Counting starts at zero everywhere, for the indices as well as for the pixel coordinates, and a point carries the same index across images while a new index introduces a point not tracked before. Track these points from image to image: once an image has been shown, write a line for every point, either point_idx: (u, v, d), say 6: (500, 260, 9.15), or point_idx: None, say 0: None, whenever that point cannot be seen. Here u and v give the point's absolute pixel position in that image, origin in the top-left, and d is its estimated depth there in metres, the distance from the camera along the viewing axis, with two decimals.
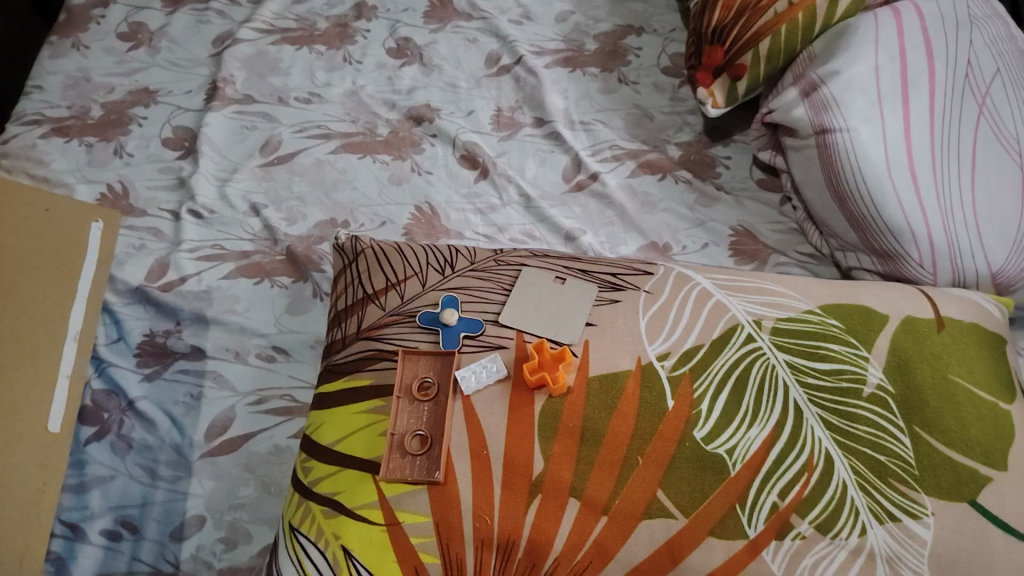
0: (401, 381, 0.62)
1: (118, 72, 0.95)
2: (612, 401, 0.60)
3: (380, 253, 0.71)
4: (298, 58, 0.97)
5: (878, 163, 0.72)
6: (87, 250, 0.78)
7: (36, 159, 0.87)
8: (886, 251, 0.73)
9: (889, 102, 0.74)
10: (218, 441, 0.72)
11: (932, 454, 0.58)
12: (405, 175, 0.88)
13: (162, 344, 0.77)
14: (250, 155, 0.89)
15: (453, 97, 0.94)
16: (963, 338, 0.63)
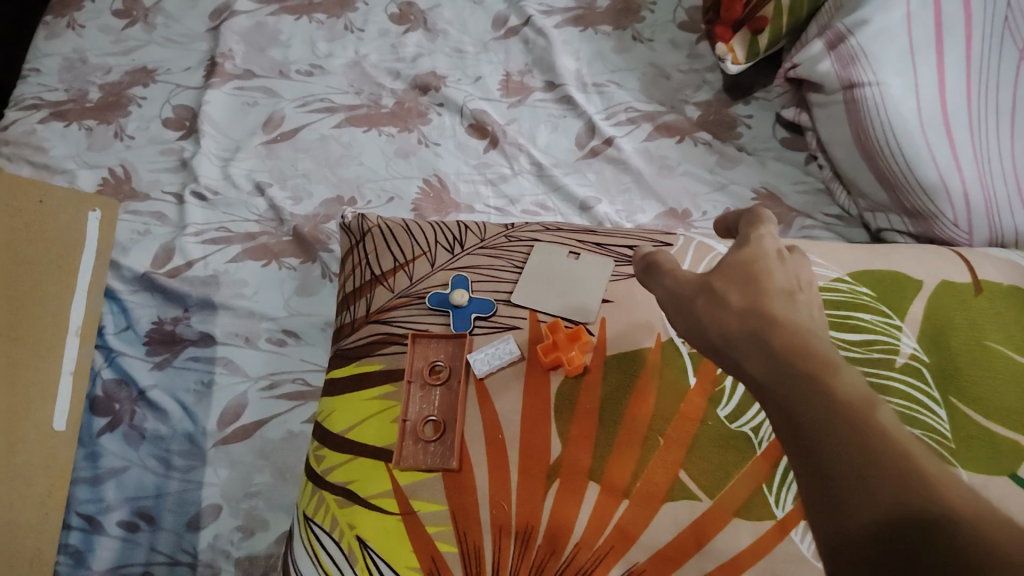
0: (411, 365, 0.60)
1: (115, 52, 0.93)
2: (631, 381, 0.58)
3: (387, 232, 0.68)
4: (298, 28, 0.93)
5: (911, 118, 0.68)
6: (87, 241, 0.75)
7: (37, 146, 0.86)
8: (918, 211, 0.70)
9: (922, 51, 0.69)
10: (231, 428, 0.71)
11: (970, 426, 0.54)
12: (412, 147, 0.85)
13: (171, 331, 0.75)
14: (252, 133, 0.86)
15: (460, 64, 0.90)
16: (1003, 302, 0.60)
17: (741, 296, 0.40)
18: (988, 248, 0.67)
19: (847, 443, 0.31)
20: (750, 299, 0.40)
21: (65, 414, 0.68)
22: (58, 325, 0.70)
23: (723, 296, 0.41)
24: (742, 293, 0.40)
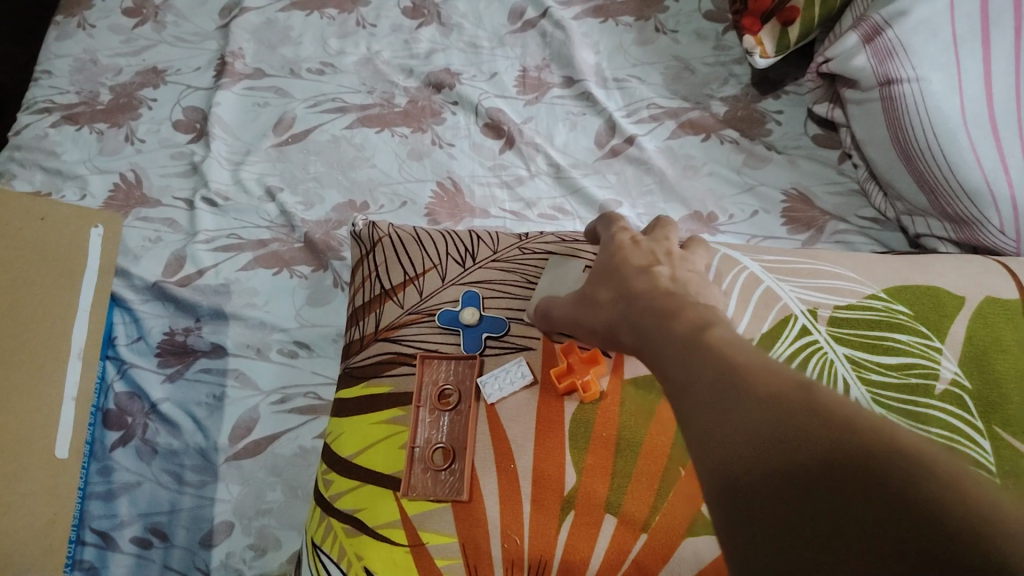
0: (420, 388, 0.58)
1: (125, 52, 0.91)
2: (650, 406, 0.55)
3: (398, 243, 0.66)
4: (310, 24, 0.90)
5: (953, 118, 0.63)
6: (87, 260, 0.66)
7: (48, 151, 0.85)
8: (961, 217, 0.65)
9: (966, 44, 0.64)
10: (243, 443, 0.70)
11: (1016, 459, 0.51)
12: (426, 149, 0.82)
13: (182, 342, 0.74)
14: (263, 135, 0.84)
15: (475, 59, 0.87)
16: None
17: (610, 278, 0.47)
18: None
19: (689, 358, 0.35)
20: (617, 278, 0.47)
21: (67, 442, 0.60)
22: (56, 347, 0.61)
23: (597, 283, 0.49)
24: (612, 275, 0.48)
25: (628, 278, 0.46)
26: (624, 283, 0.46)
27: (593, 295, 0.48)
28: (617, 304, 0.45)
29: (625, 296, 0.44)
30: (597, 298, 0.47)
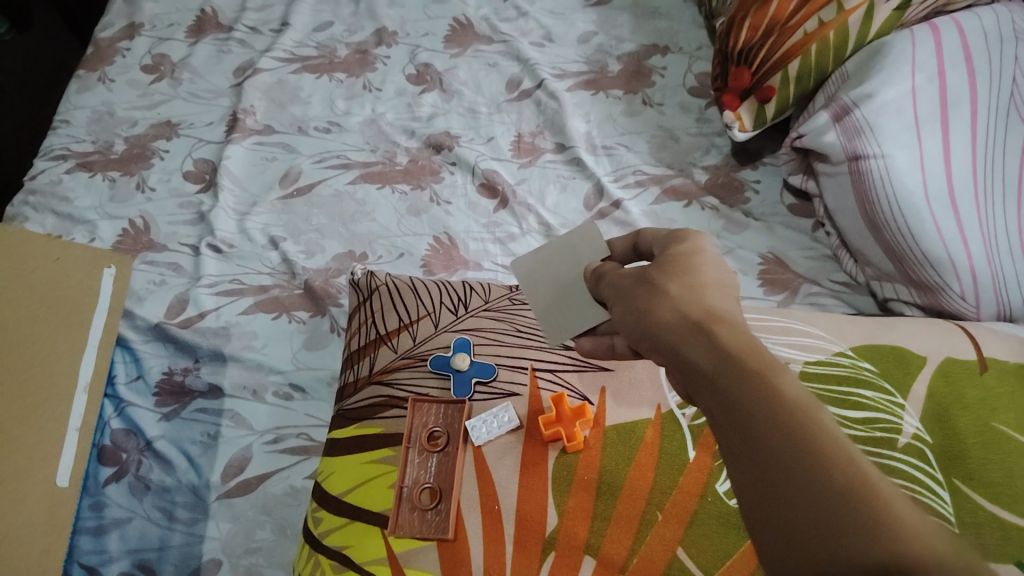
0: (410, 431, 0.60)
1: (142, 106, 0.96)
2: (630, 453, 0.58)
3: (394, 291, 0.69)
4: (319, 86, 0.96)
5: (916, 191, 0.68)
6: (98, 299, 0.74)
7: (61, 196, 0.88)
8: (925, 282, 0.69)
9: (927, 126, 0.69)
10: (235, 482, 0.72)
11: (975, 510, 0.53)
12: (424, 205, 0.86)
13: (180, 382, 0.76)
14: (269, 188, 0.88)
15: (473, 124, 0.92)
16: (1010, 382, 0.59)
17: (683, 297, 0.39)
18: (996, 323, 0.67)
19: (793, 442, 0.28)
20: (689, 298, 0.39)
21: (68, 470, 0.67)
22: (62, 382, 0.68)
23: (665, 298, 0.39)
24: (682, 293, 0.39)
25: (707, 308, 0.38)
26: (703, 307, 0.38)
27: (660, 310, 0.39)
28: (687, 327, 0.37)
29: (698, 322, 0.37)
30: (662, 314, 0.39)
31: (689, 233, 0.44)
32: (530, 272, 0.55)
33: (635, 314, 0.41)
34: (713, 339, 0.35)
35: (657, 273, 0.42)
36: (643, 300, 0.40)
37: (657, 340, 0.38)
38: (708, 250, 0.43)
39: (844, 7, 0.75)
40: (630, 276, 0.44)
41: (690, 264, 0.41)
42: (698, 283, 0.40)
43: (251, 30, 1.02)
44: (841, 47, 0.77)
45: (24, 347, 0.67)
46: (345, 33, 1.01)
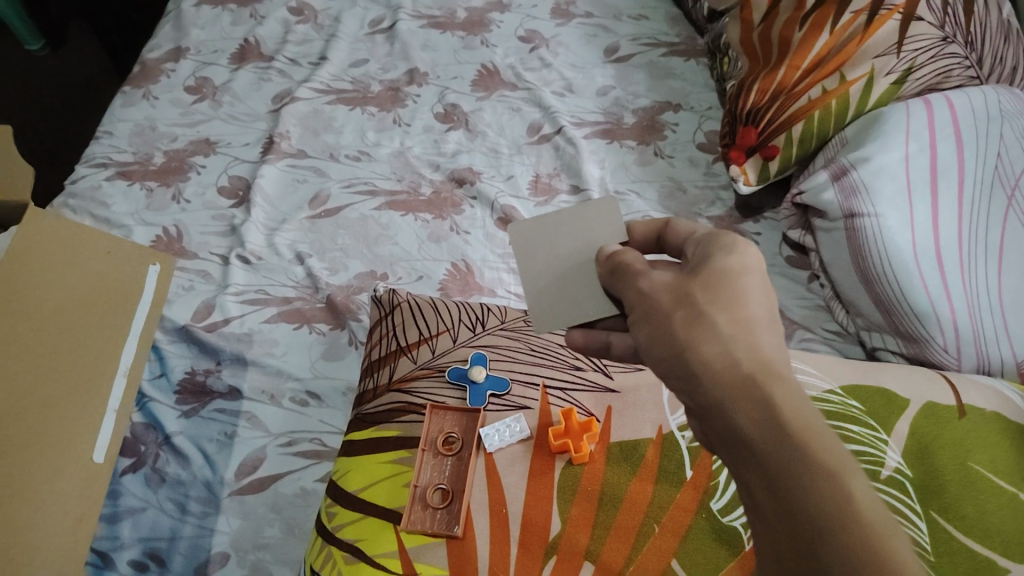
0: (426, 434, 0.64)
1: (182, 123, 1.02)
2: (631, 468, 0.61)
3: (415, 308, 0.73)
4: (352, 117, 1.02)
5: (905, 249, 0.72)
6: (143, 294, 0.80)
7: (100, 201, 0.93)
8: (910, 334, 0.72)
9: (918, 190, 0.74)
10: (248, 480, 0.74)
11: (949, 541, 0.57)
12: (444, 233, 0.91)
13: (202, 383, 0.80)
14: (299, 208, 0.93)
15: (494, 162, 0.98)
16: (986, 427, 0.63)
17: (734, 344, 0.39)
18: (975, 375, 0.70)
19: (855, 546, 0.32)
20: (740, 344, 0.39)
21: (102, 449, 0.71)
22: (108, 367, 0.74)
23: (717, 345, 0.39)
24: (733, 335, 0.40)
25: (760, 360, 0.39)
26: (755, 361, 0.39)
27: (713, 357, 0.39)
28: (740, 384, 0.38)
29: (751, 377, 0.38)
30: (716, 363, 0.39)
31: (735, 246, 0.44)
32: (527, 239, 0.54)
33: (676, 345, 0.40)
34: (768, 405, 0.37)
35: (705, 299, 0.41)
36: (691, 335, 0.40)
37: (700, 387, 0.39)
38: (752, 270, 0.43)
39: (845, 79, 0.83)
40: (672, 287, 0.43)
41: (738, 291, 0.42)
42: (744, 318, 0.40)
43: (291, 61, 1.09)
44: (842, 113, 0.83)
45: (81, 331, 0.72)
46: (379, 71, 1.08)
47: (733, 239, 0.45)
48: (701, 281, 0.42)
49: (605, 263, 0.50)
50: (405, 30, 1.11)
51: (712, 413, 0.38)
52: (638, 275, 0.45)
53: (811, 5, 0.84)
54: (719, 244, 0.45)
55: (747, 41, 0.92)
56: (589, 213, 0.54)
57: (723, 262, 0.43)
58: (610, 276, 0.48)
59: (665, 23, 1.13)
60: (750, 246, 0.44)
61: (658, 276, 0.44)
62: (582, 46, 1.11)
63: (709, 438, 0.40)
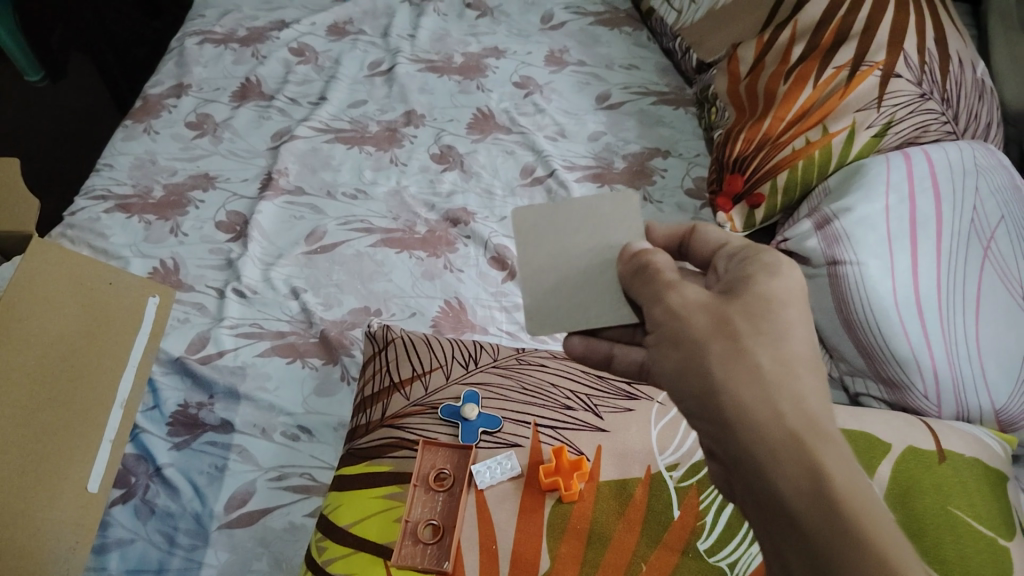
0: (418, 470, 0.66)
1: (182, 158, 1.04)
2: (619, 507, 0.62)
3: (409, 344, 0.75)
4: (349, 156, 1.05)
5: (887, 298, 0.72)
6: (142, 325, 0.82)
7: (98, 233, 0.94)
8: (891, 379, 0.73)
9: (898, 241, 0.75)
10: (237, 513, 0.74)
11: None
12: (438, 271, 0.93)
13: (194, 415, 0.80)
14: (295, 243, 0.95)
15: (488, 203, 1.01)
16: (965, 472, 0.65)
17: (777, 392, 0.39)
18: (955, 422, 0.71)
19: None
20: (783, 392, 0.39)
21: (99, 478, 0.72)
22: (104, 396, 0.75)
23: (760, 397, 0.39)
24: (776, 383, 0.40)
25: (805, 416, 0.39)
26: (801, 417, 0.39)
27: (758, 410, 0.39)
28: (783, 443, 0.38)
29: (797, 437, 0.38)
30: (761, 419, 0.39)
31: (780, 269, 0.44)
32: (532, 228, 0.54)
33: (709, 384, 0.40)
34: (815, 472, 0.37)
35: (746, 332, 0.41)
36: (732, 379, 0.40)
37: (733, 437, 0.39)
38: (793, 299, 0.43)
39: (828, 130, 0.86)
40: (710, 310, 0.42)
41: (781, 326, 0.41)
42: (786, 359, 0.41)
43: (291, 101, 1.12)
44: (824, 164, 0.86)
45: (80, 361, 0.73)
46: (377, 112, 1.10)
47: (778, 259, 0.45)
48: (741, 309, 0.42)
49: (628, 263, 0.50)
50: (403, 74, 1.15)
51: (744, 466, 0.39)
52: (670, 286, 0.45)
53: (794, 60, 0.91)
54: (763, 262, 0.45)
55: (735, 92, 0.98)
56: (602, 207, 0.54)
57: (767, 288, 0.43)
58: (636, 277, 0.49)
59: (655, 73, 1.17)
60: (794, 267, 0.45)
61: (691, 291, 0.44)
62: (575, 93, 1.14)
63: (733, 483, 0.40)
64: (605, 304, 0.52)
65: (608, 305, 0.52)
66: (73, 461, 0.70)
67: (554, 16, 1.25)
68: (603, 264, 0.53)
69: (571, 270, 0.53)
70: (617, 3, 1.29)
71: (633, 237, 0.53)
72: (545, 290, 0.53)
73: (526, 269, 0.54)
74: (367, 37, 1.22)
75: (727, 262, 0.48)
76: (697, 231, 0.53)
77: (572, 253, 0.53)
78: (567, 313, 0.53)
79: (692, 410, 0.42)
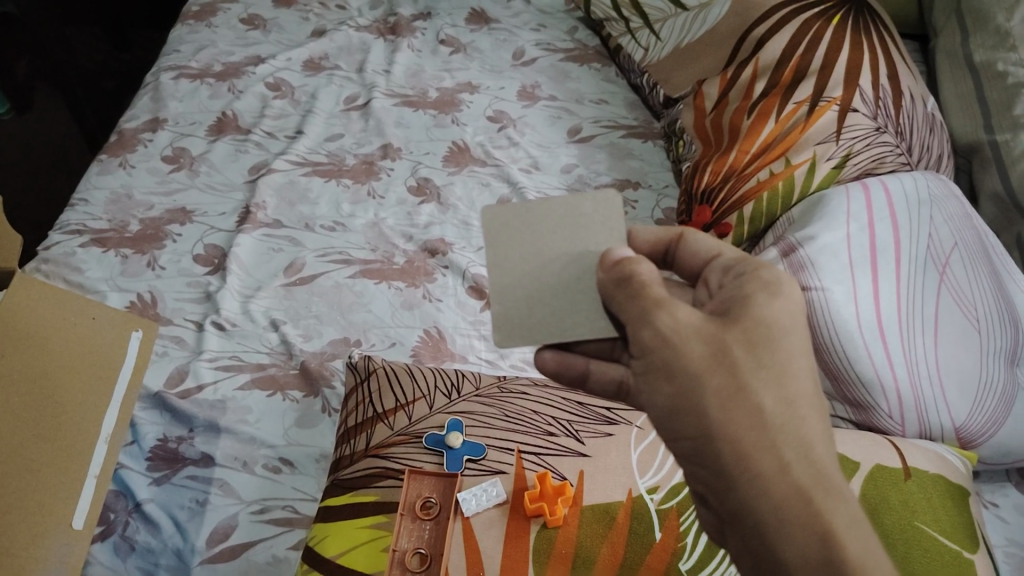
0: (405, 499, 0.66)
1: (159, 192, 1.04)
2: (603, 531, 0.63)
3: (391, 374, 0.76)
4: (327, 189, 1.06)
5: (852, 323, 0.73)
6: (126, 358, 0.81)
7: (74, 267, 0.94)
8: (857, 401, 0.74)
9: (859, 267, 0.77)
10: (219, 548, 0.74)
11: None
12: (417, 301, 0.94)
13: (175, 449, 0.80)
14: (274, 275, 0.96)
15: (466, 234, 1.02)
16: (928, 488, 0.68)
17: (780, 438, 0.42)
18: (918, 440, 0.73)
19: None
20: (786, 437, 0.42)
21: (85, 514, 0.71)
22: (88, 430, 0.74)
23: (764, 444, 0.42)
24: (780, 428, 0.42)
25: (811, 466, 0.42)
26: (810, 472, 0.42)
27: (762, 462, 0.42)
28: (792, 500, 0.41)
29: (803, 491, 0.41)
30: (766, 470, 0.41)
31: (781, 288, 0.46)
32: (502, 227, 0.56)
33: (706, 426, 0.42)
34: (821, 529, 0.41)
35: (748, 366, 0.43)
36: (733, 423, 0.42)
37: (734, 487, 0.42)
38: (791, 322, 0.45)
39: (791, 162, 0.90)
40: (707, 338, 0.44)
41: (782, 357, 0.44)
42: (787, 397, 0.43)
43: (268, 134, 1.13)
44: (788, 195, 0.89)
45: (60, 396, 0.73)
46: (354, 145, 1.12)
47: (777, 277, 0.47)
48: (741, 337, 0.44)
49: (607, 271, 0.51)
50: (379, 108, 1.17)
51: (745, 519, 0.42)
52: (660, 305, 0.46)
53: (757, 96, 0.96)
54: (762, 280, 0.47)
55: (701, 126, 1.03)
56: (580, 212, 0.56)
57: (768, 312, 0.45)
58: (620, 289, 0.48)
59: (624, 107, 1.21)
60: (793, 285, 0.47)
61: (684, 314, 0.45)
62: (548, 126, 1.17)
63: (729, 529, 0.44)
64: (582, 314, 0.54)
65: (582, 314, 0.54)
66: (55, 498, 0.69)
67: (526, 52, 1.29)
68: (579, 268, 0.55)
69: (541, 274, 0.55)
70: (586, 40, 1.33)
71: (611, 241, 0.55)
72: (516, 295, 0.55)
73: (497, 271, 0.56)
74: (342, 72, 1.24)
75: (720, 277, 0.51)
76: (685, 239, 0.56)
77: (543, 254, 0.56)
78: (538, 320, 0.54)
79: (688, 450, 0.44)
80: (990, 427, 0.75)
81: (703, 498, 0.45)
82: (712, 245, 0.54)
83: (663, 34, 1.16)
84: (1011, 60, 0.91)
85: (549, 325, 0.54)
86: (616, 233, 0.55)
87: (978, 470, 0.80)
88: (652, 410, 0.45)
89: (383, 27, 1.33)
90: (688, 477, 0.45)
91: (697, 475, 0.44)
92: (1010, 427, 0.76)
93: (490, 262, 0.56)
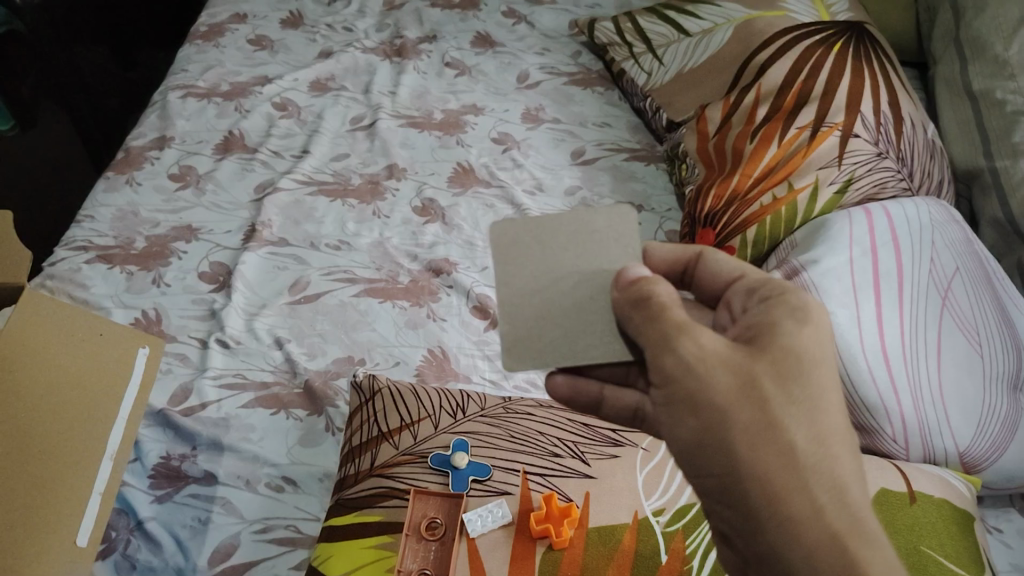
0: (410, 519, 0.66)
1: (165, 210, 1.05)
2: (608, 553, 0.63)
3: (396, 394, 0.76)
4: (332, 209, 1.07)
5: (856, 347, 0.73)
6: (131, 377, 0.81)
7: (79, 283, 0.95)
8: (861, 426, 0.74)
9: (863, 291, 0.77)
10: (221, 567, 0.73)
11: None
12: (421, 320, 0.94)
13: (177, 467, 0.80)
14: (279, 293, 0.96)
15: (470, 254, 1.03)
16: (934, 512, 0.68)
17: (812, 479, 0.42)
18: (923, 465, 0.73)
19: None
20: (818, 478, 0.42)
21: (88, 532, 0.71)
22: (94, 448, 0.74)
23: (795, 485, 0.42)
24: (811, 468, 0.42)
25: (847, 512, 0.42)
26: (845, 520, 0.42)
27: (795, 505, 0.42)
28: (826, 545, 0.41)
29: (837, 537, 0.41)
30: (799, 514, 0.42)
31: (809, 315, 0.47)
32: (510, 243, 0.57)
33: (734, 464, 0.43)
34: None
35: (777, 401, 0.43)
36: (763, 460, 0.42)
37: (762, 530, 0.42)
38: (818, 350, 0.45)
39: (794, 187, 0.90)
40: (734, 368, 0.44)
41: (812, 391, 0.44)
42: (818, 434, 0.43)
43: (275, 154, 1.14)
44: (791, 219, 0.89)
45: (67, 413, 0.73)
46: (360, 165, 1.13)
47: (805, 303, 0.48)
48: (770, 368, 0.44)
49: (623, 291, 0.51)
50: (385, 129, 1.18)
51: (774, 563, 0.42)
52: (682, 329, 0.46)
53: (759, 121, 0.97)
54: (789, 306, 0.48)
55: (703, 150, 1.03)
56: (593, 228, 0.57)
57: (797, 342, 0.45)
58: (638, 310, 0.49)
59: (627, 130, 1.22)
60: (820, 311, 0.47)
61: (708, 339, 0.45)
62: (551, 148, 1.18)
63: (754, 572, 0.44)
64: (594, 336, 0.54)
65: (595, 337, 0.54)
66: (61, 515, 0.69)
67: (530, 75, 1.30)
68: (591, 289, 0.55)
69: (553, 293, 0.55)
70: (590, 64, 1.35)
71: (625, 258, 0.56)
72: (525, 315, 0.55)
73: (506, 288, 0.56)
74: (348, 93, 1.25)
75: (744, 299, 0.52)
76: (704, 258, 0.56)
77: (554, 271, 0.56)
78: (549, 341, 0.54)
79: (714, 488, 0.44)
80: (994, 451, 0.75)
81: (726, 538, 0.46)
82: (733, 265, 0.55)
83: (666, 59, 1.18)
84: (1010, 89, 0.93)
85: (559, 346, 0.54)
86: (631, 250, 0.56)
87: (983, 496, 0.80)
88: (674, 442, 0.45)
89: (389, 49, 1.35)
90: (710, 515, 0.46)
91: (723, 514, 0.44)
92: (1014, 452, 0.76)
93: (500, 279, 0.56)
